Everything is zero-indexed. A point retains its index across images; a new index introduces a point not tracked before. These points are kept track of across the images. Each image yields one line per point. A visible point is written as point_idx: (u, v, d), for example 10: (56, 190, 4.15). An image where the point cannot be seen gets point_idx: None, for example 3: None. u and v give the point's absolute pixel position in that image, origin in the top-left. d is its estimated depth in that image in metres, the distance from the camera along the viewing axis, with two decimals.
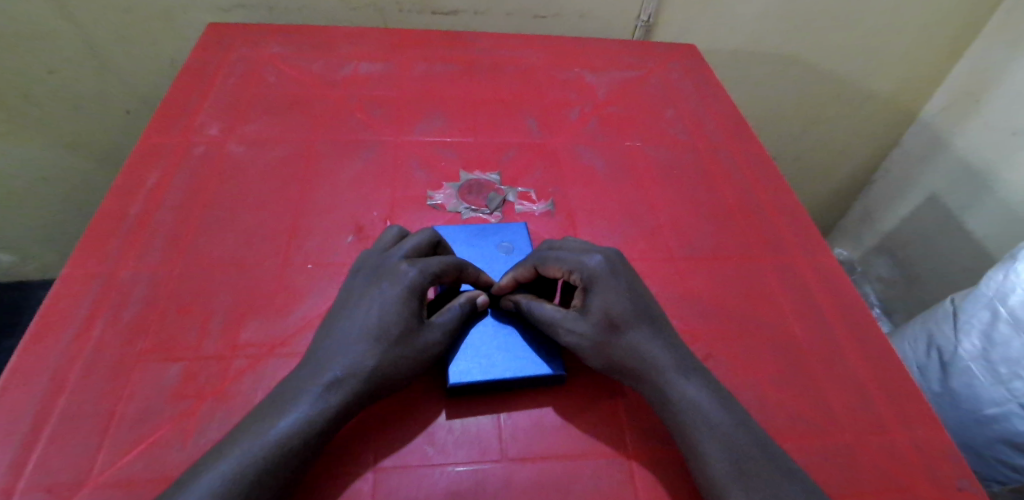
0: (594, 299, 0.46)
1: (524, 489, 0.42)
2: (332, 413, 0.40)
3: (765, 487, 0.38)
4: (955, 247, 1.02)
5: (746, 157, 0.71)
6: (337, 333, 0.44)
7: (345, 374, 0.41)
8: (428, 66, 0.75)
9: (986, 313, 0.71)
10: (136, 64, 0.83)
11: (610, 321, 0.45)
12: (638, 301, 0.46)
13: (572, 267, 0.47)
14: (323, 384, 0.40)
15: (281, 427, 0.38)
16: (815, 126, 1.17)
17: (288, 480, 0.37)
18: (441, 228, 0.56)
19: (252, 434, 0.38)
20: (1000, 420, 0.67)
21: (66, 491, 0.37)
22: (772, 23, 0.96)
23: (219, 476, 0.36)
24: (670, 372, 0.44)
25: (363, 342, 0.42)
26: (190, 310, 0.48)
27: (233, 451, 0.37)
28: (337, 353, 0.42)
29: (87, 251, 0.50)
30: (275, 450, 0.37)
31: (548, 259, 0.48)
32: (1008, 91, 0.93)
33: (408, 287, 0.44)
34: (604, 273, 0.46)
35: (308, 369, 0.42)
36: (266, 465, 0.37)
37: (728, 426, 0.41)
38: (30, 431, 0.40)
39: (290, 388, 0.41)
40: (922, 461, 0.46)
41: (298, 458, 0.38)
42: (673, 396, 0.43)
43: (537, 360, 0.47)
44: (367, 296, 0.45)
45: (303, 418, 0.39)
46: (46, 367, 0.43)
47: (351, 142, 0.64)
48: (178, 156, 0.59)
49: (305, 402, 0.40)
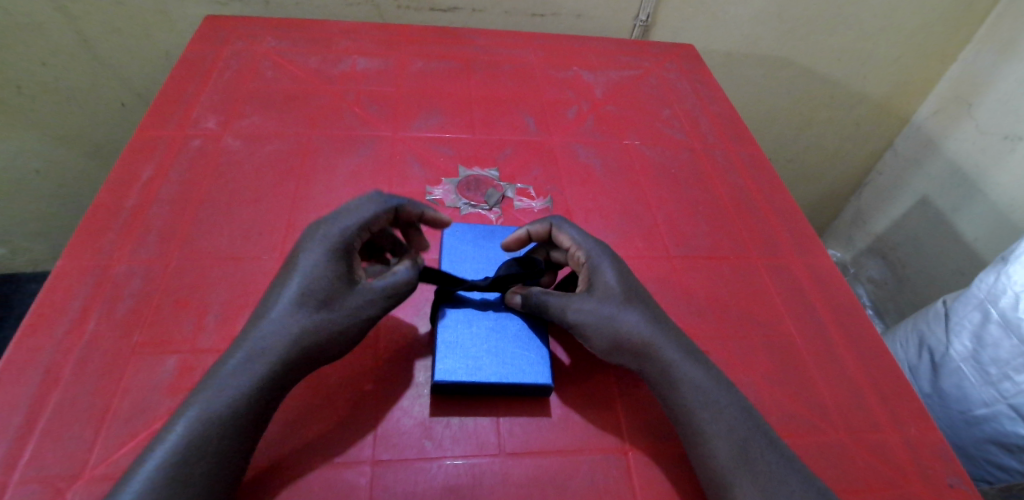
0: (599, 276, 0.48)
1: (521, 485, 0.42)
2: (267, 380, 0.39)
3: (766, 472, 0.39)
4: (946, 249, 1.03)
5: (741, 157, 0.71)
6: (264, 303, 0.43)
7: (276, 339, 0.40)
8: (426, 63, 0.75)
9: (976, 314, 0.71)
10: (131, 57, 0.83)
11: (618, 296, 0.47)
12: (634, 283, 0.49)
13: (581, 241, 0.50)
14: (249, 351, 0.40)
15: (217, 398, 0.37)
16: (810, 127, 1.18)
17: (239, 449, 0.37)
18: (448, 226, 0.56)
19: (196, 405, 0.37)
20: (990, 420, 0.68)
21: (61, 483, 0.37)
22: (769, 25, 0.97)
23: (169, 452, 0.35)
24: (671, 354, 0.44)
25: (285, 306, 0.42)
26: (186, 304, 0.47)
27: (177, 424, 0.36)
28: (267, 320, 0.41)
29: (82, 243, 0.50)
30: (218, 421, 0.36)
31: (564, 225, 0.51)
32: (998, 95, 0.94)
33: (327, 247, 0.44)
34: (606, 253, 0.49)
35: (239, 339, 0.41)
36: (212, 436, 0.36)
37: (733, 409, 0.42)
38: (23, 424, 0.39)
39: (226, 357, 0.40)
40: (914, 460, 0.46)
41: (241, 426, 0.37)
42: (678, 376, 0.44)
43: (525, 369, 0.46)
44: (291, 263, 0.44)
45: (242, 386, 0.38)
46: (40, 360, 0.42)
47: (348, 138, 0.63)
48: (173, 149, 0.59)
49: (234, 371, 0.39)
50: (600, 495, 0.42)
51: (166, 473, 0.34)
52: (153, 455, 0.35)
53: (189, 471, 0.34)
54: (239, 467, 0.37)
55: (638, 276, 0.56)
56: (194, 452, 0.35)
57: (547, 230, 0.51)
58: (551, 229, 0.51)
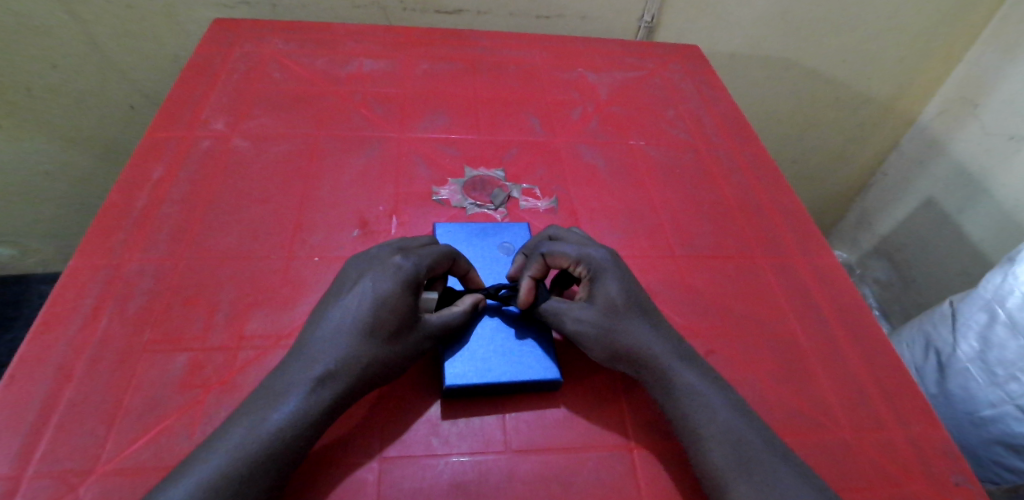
0: (601, 287, 0.47)
1: (527, 481, 0.42)
2: (324, 405, 0.40)
3: (769, 469, 0.39)
4: (952, 250, 1.03)
5: (745, 157, 0.71)
6: (323, 323, 0.43)
7: (337, 365, 0.41)
8: (432, 64, 0.75)
9: (983, 315, 0.71)
10: (140, 60, 0.84)
11: (622, 308, 0.46)
12: (638, 292, 0.47)
13: (582, 254, 0.47)
14: (313, 378, 0.40)
15: (275, 421, 0.38)
16: (814, 128, 1.18)
17: (286, 470, 0.37)
18: (442, 225, 0.56)
19: (240, 425, 0.38)
20: (997, 421, 0.67)
21: (74, 478, 0.38)
22: (773, 26, 0.97)
23: (212, 469, 0.35)
24: (671, 359, 0.45)
25: (349, 334, 0.42)
26: (195, 302, 0.48)
27: (219, 442, 0.37)
28: (328, 345, 0.41)
29: (93, 242, 0.51)
30: (267, 443, 0.37)
31: (555, 248, 0.48)
32: (1003, 96, 0.94)
33: (402, 279, 0.43)
34: (609, 262, 0.47)
35: (298, 362, 0.41)
36: (261, 457, 0.36)
37: (729, 412, 0.42)
38: (37, 420, 0.40)
39: (281, 378, 0.40)
40: (919, 458, 0.46)
41: (290, 448, 0.38)
42: (677, 385, 0.44)
43: (533, 365, 0.47)
44: (357, 285, 0.44)
45: (296, 409, 0.39)
46: (52, 357, 0.43)
47: (355, 139, 0.64)
48: (183, 150, 0.59)
49: (295, 396, 0.39)
50: (606, 491, 0.42)
51: (204, 491, 0.34)
52: (192, 472, 0.35)
53: (230, 489, 0.35)
54: (282, 483, 0.37)
55: (642, 275, 0.56)
56: (239, 473, 0.35)
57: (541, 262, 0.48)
58: (544, 259, 0.48)
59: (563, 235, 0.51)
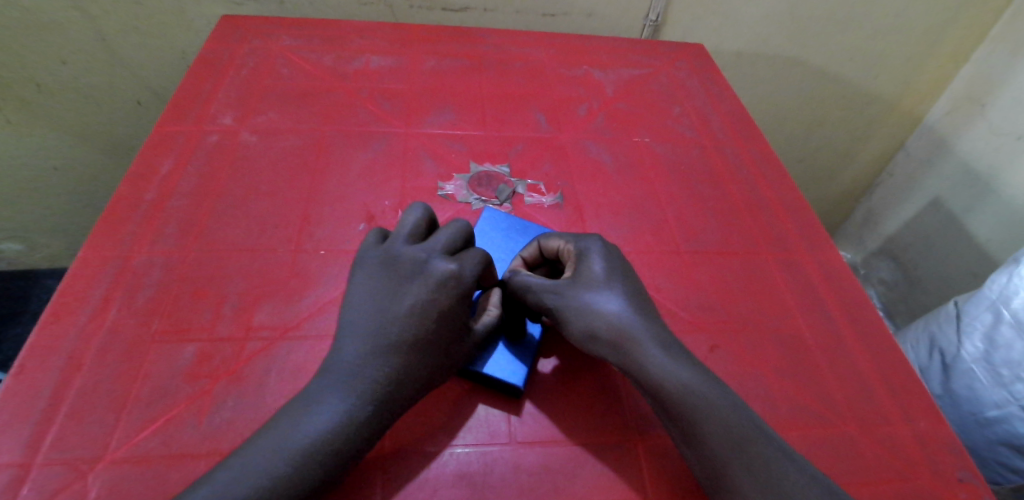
0: (584, 266, 0.47)
1: (531, 472, 0.43)
2: (380, 419, 0.40)
3: (752, 458, 0.38)
4: (958, 250, 1.02)
5: (751, 154, 0.71)
6: (378, 332, 0.42)
7: (386, 373, 0.41)
8: (438, 61, 0.75)
9: (988, 315, 0.71)
10: (148, 56, 0.84)
11: (601, 284, 0.46)
12: (630, 279, 0.47)
13: (570, 239, 0.49)
14: (375, 393, 0.40)
15: (337, 435, 0.38)
16: (820, 127, 1.18)
17: (337, 479, 0.38)
18: (489, 211, 0.58)
19: (265, 436, 0.37)
20: (1002, 422, 0.67)
21: (84, 466, 0.38)
22: (779, 25, 0.97)
23: (236, 484, 0.35)
24: (650, 348, 0.43)
25: (409, 348, 0.42)
26: (203, 294, 0.48)
27: (244, 459, 0.36)
28: (384, 356, 0.41)
29: (102, 234, 0.51)
30: (312, 454, 0.37)
31: (550, 233, 0.51)
32: (1012, 94, 0.93)
33: (459, 294, 0.45)
34: (600, 245, 0.48)
35: (354, 371, 0.40)
36: (308, 468, 0.36)
37: (728, 410, 0.40)
38: (48, 409, 0.40)
39: (322, 385, 0.40)
40: (924, 453, 0.46)
41: (338, 459, 0.38)
42: (659, 379, 0.42)
43: (500, 363, 0.47)
44: (414, 297, 0.44)
45: (345, 418, 0.38)
46: (62, 347, 0.44)
47: (361, 134, 0.64)
48: (191, 144, 0.60)
49: (357, 410, 0.39)
50: (609, 483, 0.43)
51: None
52: (229, 482, 0.35)
53: None
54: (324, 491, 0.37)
55: (647, 271, 0.57)
56: (285, 488, 0.35)
57: (537, 247, 0.52)
58: (540, 244, 0.51)
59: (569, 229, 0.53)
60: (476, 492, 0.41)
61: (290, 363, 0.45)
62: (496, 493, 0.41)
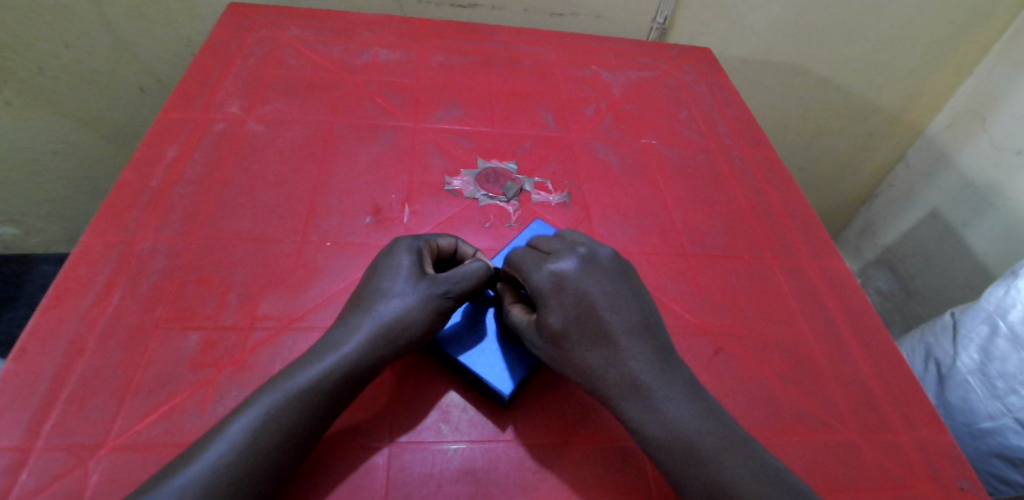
0: (542, 309, 0.45)
1: (536, 472, 0.43)
2: (346, 365, 0.41)
3: (713, 475, 0.38)
4: (955, 262, 1.03)
5: (756, 159, 0.71)
6: (350, 301, 0.46)
7: (363, 342, 0.42)
8: (446, 56, 0.75)
9: (985, 327, 0.71)
10: (153, 43, 0.84)
11: (561, 332, 0.44)
12: (588, 316, 0.44)
13: (528, 276, 0.46)
14: (342, 342, 0.42)
15: (298, 382, 0.39)
16: (821, 136, 1.19)
17: (312, 426, 0.39)
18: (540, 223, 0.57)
19: (259, 402, 0.38)
20: (995, 433, 0.68)
21: (84, 451, 0.38)
22: (786, 32, 0.97)
23: (228, 444, 0.36)
24: (619, 395, 0.42)
25: (372, 300, 0.45)
26: (208, 282, 0.48)
27: (240, 420, 0.38)
28: (351, 315, 0.44)
29: (106, 219, 0.51)
30: (287, 403, 0.38)
31: (514, 262, 0.48)
32: (1013, 109, 0.94)
33: (410, 247, 0.48)
34: (551, 284, 0.45)
35: (328, 333, 0.44)
36: (282, 416, 0.38)
37: (714, 446, 0.39)
38: (49, 393, 0.40)
39: (310, 353, 0.42)
40: (925, 461, 0.47)
41: (318, 407, 0.39)
42: (630, 422, 0.42)
43: (491, 362, 0.46)
44: (376, 264, 0.48)
45: (323, 371, 0.40)
46: (64, 331, 0.43)
47: (368, 127, 0.64)
48: (198, 131, 0.59)
49: (323, 358, 0.41)
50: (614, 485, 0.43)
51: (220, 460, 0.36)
52: (220, 437, 0.37)
53: (237, 467, 0.36)
54: (305, 445, 0.38)
55: (652, 272, 0.57)
56: (256, 437, 0.37)
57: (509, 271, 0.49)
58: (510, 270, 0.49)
59: (538, 242, 0.49)
60: (479, 488, 0.41)
61: (294, 355, 0.45)
62: (499, 490, 0.41)
